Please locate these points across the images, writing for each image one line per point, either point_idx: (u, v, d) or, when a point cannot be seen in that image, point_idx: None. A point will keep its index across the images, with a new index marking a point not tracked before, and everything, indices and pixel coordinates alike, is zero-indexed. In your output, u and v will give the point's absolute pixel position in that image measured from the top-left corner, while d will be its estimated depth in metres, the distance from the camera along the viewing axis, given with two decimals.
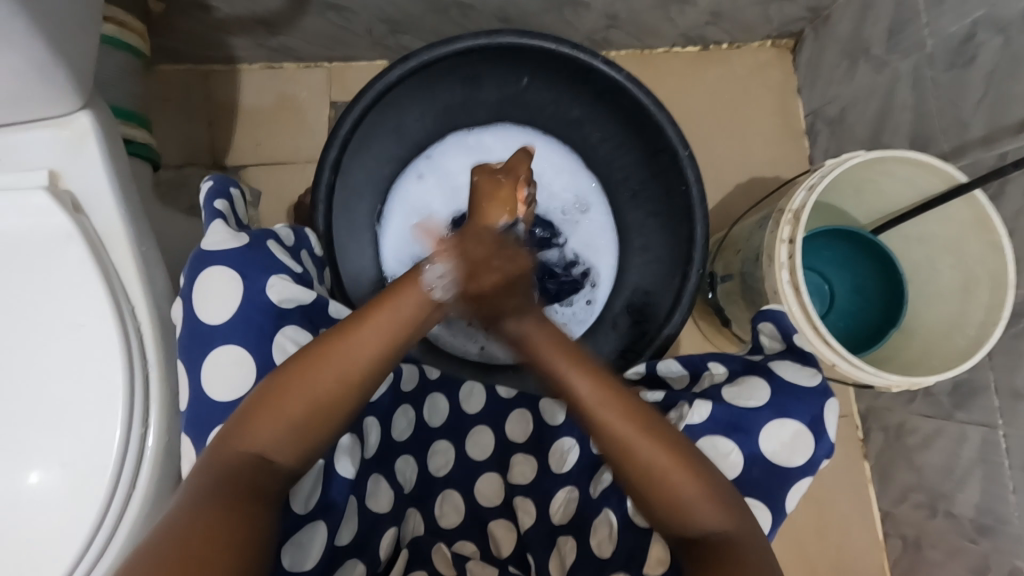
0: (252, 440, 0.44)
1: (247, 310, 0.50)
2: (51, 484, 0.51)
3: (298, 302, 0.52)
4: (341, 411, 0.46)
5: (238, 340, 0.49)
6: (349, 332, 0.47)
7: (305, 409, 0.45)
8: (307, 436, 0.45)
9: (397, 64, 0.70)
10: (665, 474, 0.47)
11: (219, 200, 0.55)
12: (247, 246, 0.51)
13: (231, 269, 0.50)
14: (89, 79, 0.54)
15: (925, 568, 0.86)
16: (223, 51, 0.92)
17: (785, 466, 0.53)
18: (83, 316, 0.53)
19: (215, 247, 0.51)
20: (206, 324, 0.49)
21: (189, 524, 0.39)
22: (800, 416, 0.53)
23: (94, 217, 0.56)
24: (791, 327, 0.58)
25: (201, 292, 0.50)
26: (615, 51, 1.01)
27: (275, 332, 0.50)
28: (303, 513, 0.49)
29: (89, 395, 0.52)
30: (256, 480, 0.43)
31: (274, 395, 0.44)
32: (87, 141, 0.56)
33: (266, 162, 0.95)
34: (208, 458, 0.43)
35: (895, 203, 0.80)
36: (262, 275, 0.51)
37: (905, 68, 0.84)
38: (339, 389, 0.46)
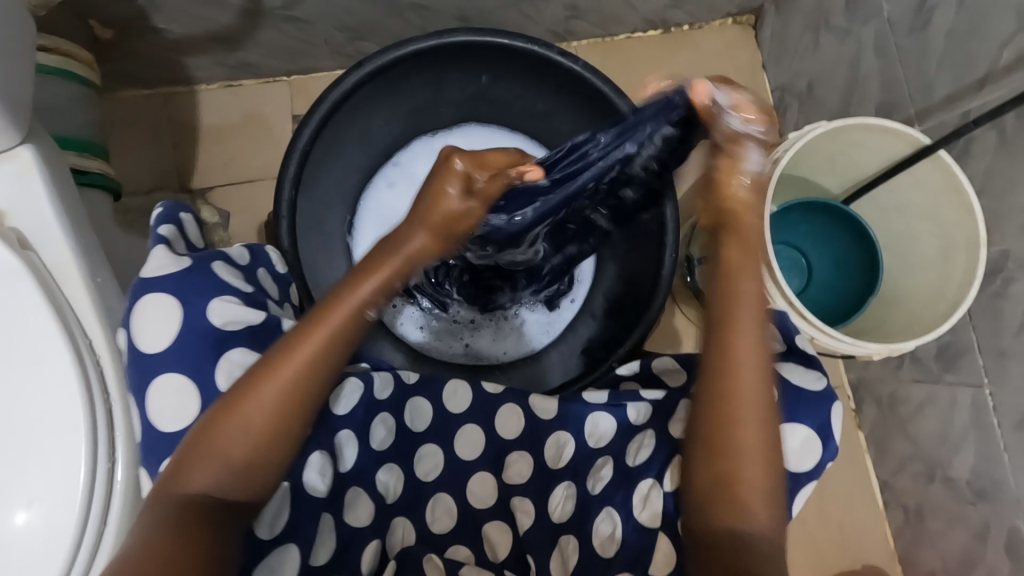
0: (195, 481, 0.44)
1: (188, 336, 0.49)
2: (20, 525, 0.50)
3: (246, 324, 0.51)
4: (283, 443, 0.46)
5: (181, 367, 0.48)
6: (286, 353, 0.46)
7: (249, 441, 0.45)
8: (254, 475, 0.46)
9: (351, 71, 0.69)
10: (744, 444, 0.49)
11: (165, 226, 0.54)
12: (187, 271, 0.50)
13: (170, 295, 0.49)
14: (27, 112, 0.54)
15: (927, 536, 0.85)
16: (180, 73, 0.91)
17: (795, 471, 0.52)
18: (40, 354, 0.52)
19: (155, 273, 0.50)
20: (147, 353, 0.48)
21: (139, 567, 0.41)
22: (808, 421, 0.53)
23: (44, 252, 0.55)
24: (793, 327, 0.56)
25: (142, 320, 0.48)
26: (578, 41, 1.00)
27: (218, 355, 0.49)
28: (269, 538, 0.49)
29: (54, 432, 0.52)
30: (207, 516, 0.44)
31: (213, 433, 0.45)
32: (31, 175, 0.55)
33: (233, 182, 0.94)
34: (156, 501, 0.44)
35: (864, 171, 0.79)
36: (203, 299, 0.50)
37: (866, 35, 0.84)
38: (278, 416, 0.46)
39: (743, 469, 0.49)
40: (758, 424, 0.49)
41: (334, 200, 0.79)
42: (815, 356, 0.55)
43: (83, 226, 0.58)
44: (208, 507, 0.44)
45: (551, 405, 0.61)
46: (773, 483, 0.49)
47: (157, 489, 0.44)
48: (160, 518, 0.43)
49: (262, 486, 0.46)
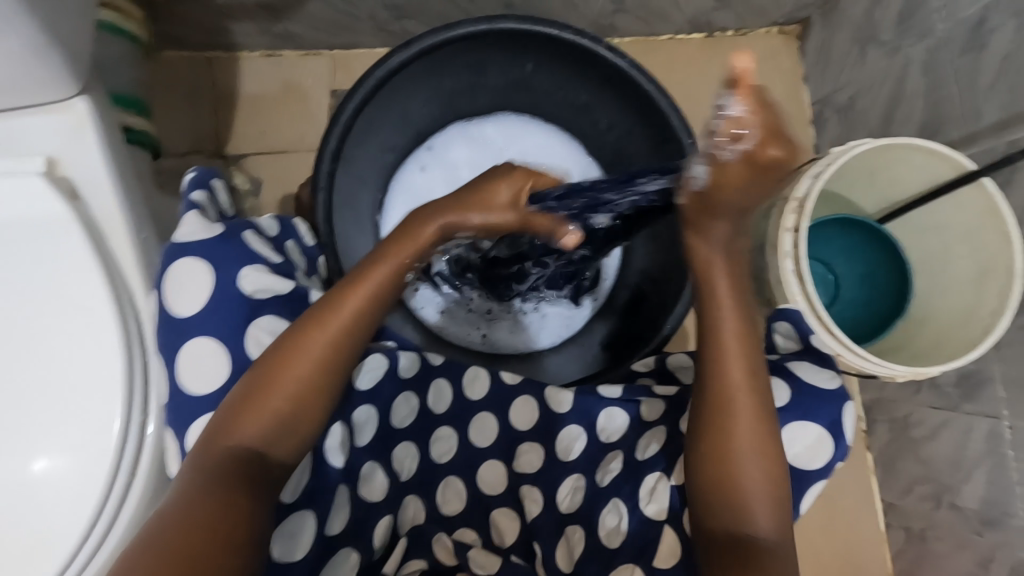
0: (243, 432, 0.45)
1: (219, 302, 0.49)
2: (53, 468, 0.51)
3: (275, 293, 0.51)
4: (330, 391, 0.47)
5: (212, 332, 0.49)
6: (334, 307, 0.48)
7: (293, 397, 0.46)
8: (300, 424, 0.46)
9: (399, 49, 0.69)
10: (735, 439, 0.48)
11: (198, 191, 0.54)
12: (220, 236, 0.50)
13: (203, 261, 0.49)
14: (85, 64, 0.54)
15: (928, 561, 0.85)
16: (224, 37, 0.91)
17: (805, 469, 0.52)
18: (82, 304, 0.53)
19: (188, 238, 0.50)
20: (180, 318, 0.49)
21: (186, 511, 0.40)
22: (821, 419, 0.52)
23: (93, 204, 0.56)
24: (808, 328, 0.58)
25: (176, 285, 0.49)
26: (620, 38, 1.00)
27: (248, 323, 0.50)
28: (291, 502, 0.50)
29: (91, 380, 0.53)
30: (255, 466, 0.44)
31: (264, 383, 0.45)
32: (85, 127, 0.56)
33: (268, 151, 0.94)
34: (205, 448, 0.44)
35: (904, 190, 0.78)
36: (235, 266, 0.50)
37: (916, 54, 0.82)
38: (322, 368, 0.47)
39: (739, 460, 0.48)
40: (750, 433, 0.48)
41: (369, 176, 0.79)
42: (830, 356, 0.56)
43: (130, 181, 0.58)
44: (252, 461, 0.44)
45: (566, 398, 0.61)
46: (777, 472, 0.48)
47: (206, 436, 0.45)
48: (203, 474, 0.43)
49: (299, 442, 0.47)
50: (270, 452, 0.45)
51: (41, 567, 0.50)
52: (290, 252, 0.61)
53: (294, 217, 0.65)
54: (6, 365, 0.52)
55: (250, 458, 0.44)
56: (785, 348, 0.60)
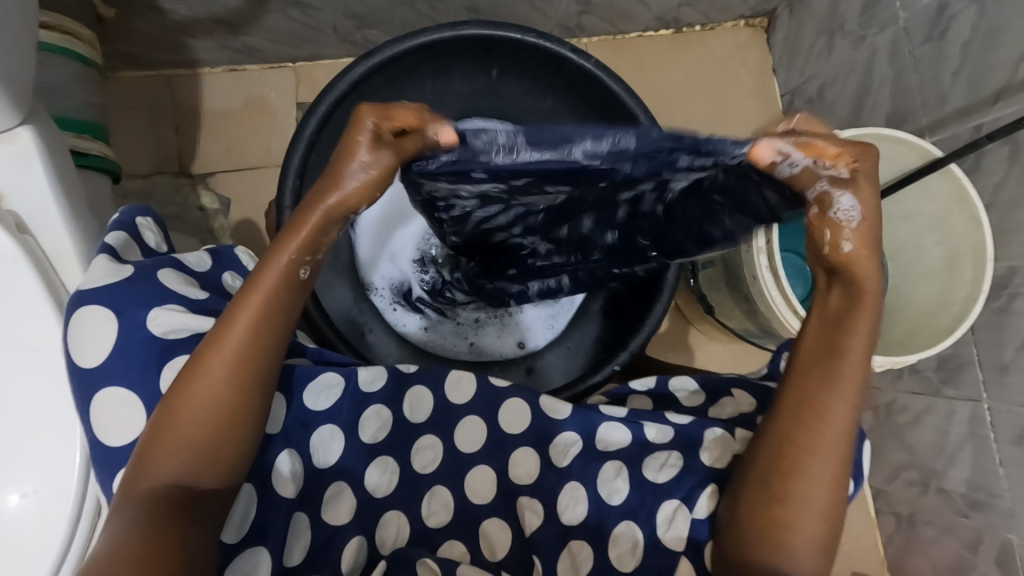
0: (159, 474, 0.43)
1: (126, 349, 0.47)
2: (13, 511, 0.49)
3: (191, 331, 0.49)
4: (247, 411, 0.46)
5: (121, 380, 0.46)
6: (227, 329, 0.46)
7: (206, 425, 0.44)
8: (219, 451, 0.45)
9: (360, 60, 0.68)
10: (805, 484, 0.49)
11: (115, 232, 0.52)
12: (125, 280, 0.48)
13: (106, 307, 0.47)
14: (29, 91, 0.52)
15: (919, 544, 0.86)
16: (184, 54, 0.89)
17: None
18: (38, 340, 0.52)
19: (93, 285, 0.47)
20: (86, 368, 0.46)
21: (118, 562, 0.40)
22: None
23: (42, 237, 0.54)
24: None
25: (79, 335, 0.46)
26: (588, 37, 0.99)
27: (161, 365, 0.47)
28: (236, 541, 0.49)
29: (51, 419, 0.51)
30: (183, 504, 0.43)
31: (170, 420, 0.44)
32: (32, 159, 0.54)
33: (235, 168, 0.92)
34: (123, 499, 0.42)
35: None
36: (141, 308, 0.47)
37: (881, 42, 0.83)
38: (230, 392, 0.45)
39: (799, 507, 0.49)
40: (824, 475, 0.49)
41: None
42: None
43: (82, 211, 0.56)
44: (179, 499, 0.43)
45: (563, 406, 0.61)
46: (831, 530, 0.49)
47: (123, 487, 0.43)
48: (128, 521, 0.42)
49: (228, 469, 0.45)
50: (197, 485, 0.44)
51: None
52: (226, 286, 0.56)
53: (237, 246, 0.60)
54: None
55: (174, 496, 0.43)
56: None
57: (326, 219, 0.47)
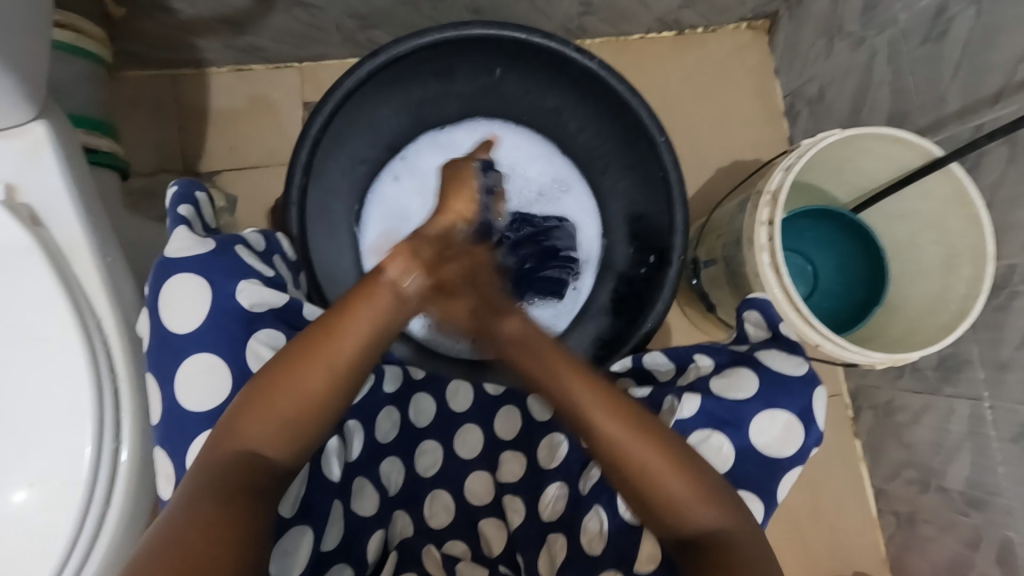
0: (246, 437, 0.44)
1: (217, 318, 0.49)
2: (24, 501, 0.50)
3: (271, 306, 0.52)
4: (343, 396, 0.46)
5: (212, 347, 0.48)
6: (341, 318, 0.46)
7: (300, 402, 0.45)
8: (305, 428, 0.45)
9: (365, 59, 0.68)
10: (646, 462, 0.47)
11: (184, 206, 0.54)
12: (212, 253, 0.51)
13: (198, 276, 0.49)
14: (42, 87, 0.53)
15: (919, 543, 0.86)
16: (191, 54, 0.90)
17: (776, 457, 0.52)
18: (49, 332, 0.52)
19: (178, 255, 0.50)
20: (174, 333, 0.48)
21: (189, 519, 0.39)
22: (788, 407, 0.53)
23: (56, 229, 0.55)
24: (778, 316, 0.58)
25: (168, 301, 0.49)
26: (590, 39, 1.00)
27: (247, 336, 0.50)
28: (289, 517, 0.48)
29: (61, 410, 0.51)
30: (260, 471, 0.43)
31: (267, 388, 0.44)
32: (44, 153, 0.54)
33: (240, 166, 0.93)
34: (211, 452, 0.43)
35: (873, 177, 0.79)
36: (229, 280, 0.50)
37: (880, 44, 0.84)
38: (332, 377, 0.45)
39: (661, 480, 0.46)
40: (639, 434, 0.47)
41: (343, 189, 0.79)
42: (798, 343, 0.56)
43: (93, 205, 0.57)
44: (255, 464, 0.43)
45: (545, 405, 0.61)
46: (700, 476, 0.46)
47: (214, 440, 0.44)
48: (214, 469, 0.42)
49: (304, 445, 0.45)
50: (279, 450, 0.45)
51: None
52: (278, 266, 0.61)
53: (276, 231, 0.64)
54: None
55: (251, 462, 0.43)
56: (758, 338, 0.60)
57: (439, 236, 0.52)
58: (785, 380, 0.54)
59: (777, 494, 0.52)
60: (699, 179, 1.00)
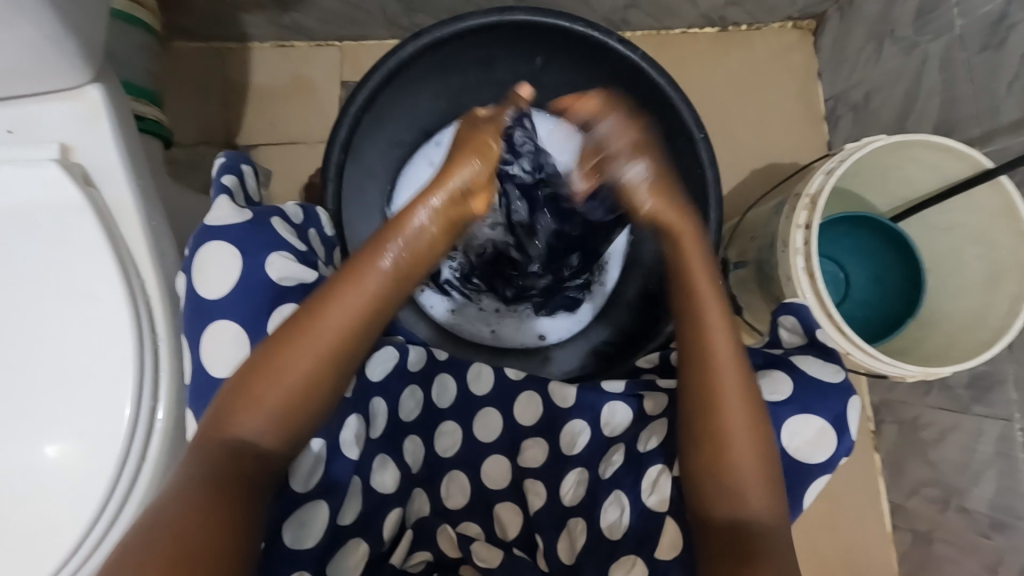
0: (231, 428, 0.44)
1: (245, 288, 0.49)
2: (65, 450, 0.52)
3: (299, 281, 0.52)
4: (327, 383, 0.47)
5: (236, 316, 0.49)
6: (322, 307, 0.48)
7: (283, 390, 0.45)
8: (287, 417, 0.46)
9: (409, 40, 0.69)
10: (739, 448, 0.48)
11: (227, 176, 0.55)
12: (249, 223, 0.51)
13: (232, 245, 0.49)
14: (100, 51, 0.54)
15: (935, 562, 0.84)
16: (236, 28, 0.92)
17: (807, 462, 0.52)
18: (95, 290, 0.54)
19: (218, 222, 0.50)
20: (206, 299, 0.49)
21: (178, 509, 0.40)
22: (822, 413, 0.52)
23: (106, 192, 0.56)
24: (814, 321, 0.57)
25: (204, 267, 0.49)
26: (632, 31, 0.99)
27: (270, 311, 0.49)
28: (303, 492, 0.49)
29: (103, 367, 0.53)
30: (247, 461, 0.44)
31: (250, 380, 0.45)
32: (99, 115, 0.56)
33: (277, 141, 0.94)
34: (196, 447, 0.44)
35: (917, 188, 0.77)
36: (262, 251, 0.50)
37: (933, 50, 0.81)
38: (316, 363, 0.46)
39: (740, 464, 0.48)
40: (748, 420, 0.49)
41: (378, 170, 0.80)
42: (835, 351, 0.55)
43: (143, 169, 0.59)
44: (240, 455, 0.44)
45: (570, 393, 0.60)
46: (772, 478, 0.48)
47: (197, 437, 0.45)
48: (201, 464, 0.43)
49: (290, 433, 0.46)
50: (267, 446, 0.45)
51: (52, 548, 0.51)
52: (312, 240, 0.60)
53: (316, 205, 0.64)
54: (21, 346, 0.53)
55: (236, 452, 0.44)
56: (792, 344, 0.59)
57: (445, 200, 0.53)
58: (824, 388, 0.53)
59: (802, 497, 0.52)
60: (733, 179, 0.98)
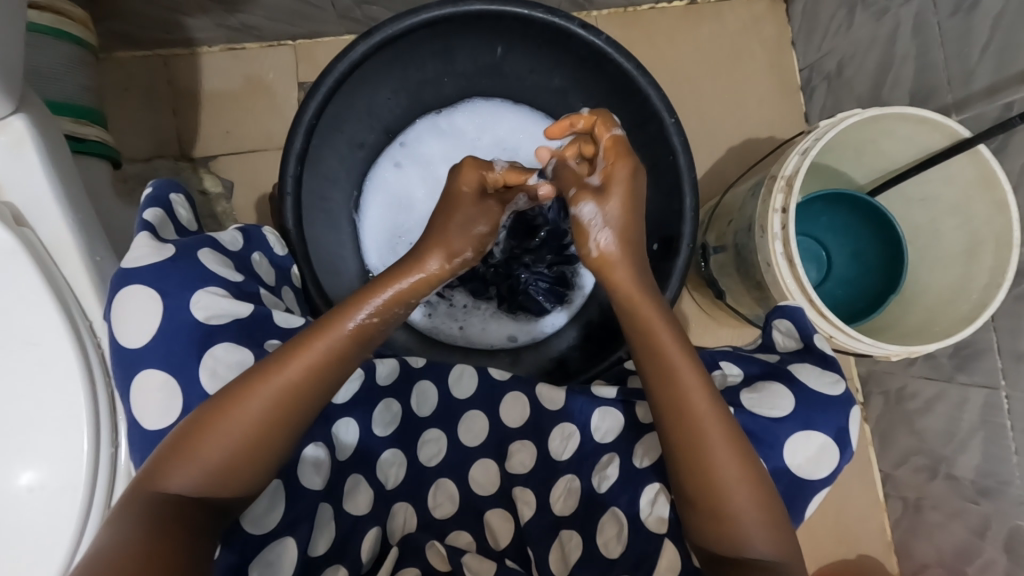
0: (171, 478, 0.43)
1: (169, 331, 0.47)
2: (23, 503, 0.50)
3: (234, 316, 0.50)
4: (280, 434, 0.45)
5: (161, 363, 0.47)
6: (285, 363, 0.46)
7: (235, 440, 0.44)
8: (240, 466, 0.44)
9: (360, 39, 0.65)
10: (728, 498, 0.47)
11: (151, 209, 0.52)
12: (169, 260, 0.49)
13: (152, 287, 0.48)
14: (19, 78, 0.51)
15: (925, 529, 0.85)
16: (181, 32, 0.87)
17: (808, 479, 0.51)
18: (40, 335, 0.51)
19: (137, 262, 0.48)
20: (130, 348, 0.47)
21: (116, 552, 0.39)
22: (825, 428, 0.52)
23: (41, 229, 0.53)
24: (809, 327, 0.57)
25: (126, 313, 0.47)
26: (598, 11, 0.95)
27: (201, 353, 0.48)
28: (263, 534, 0.48)
29: (56, 412, 0.51)
30: (191, 510, 0.42)
31: (198, 430, 0.43)
32: (26, 148, 0.53)
33: (235, 151, 0.90)
34: (142, 494, 0.42)
35: (894, 160, 0.75)
36: (186, 291, 0.48)
37: (906, 14, 0.78)
38: (278, 414, 0.45)
39: (732, 505, 0.47)
40: (728, 458, 0.47)
41: (342, 176, 0.76)
42: (833, 357, 0.55)
43: (81, 201, 0.56)
44: (190, 507, 0.42)
45: (558, 395, 0.59)
46: (767, 515, 0.47)
47: (137, 485, 0.43)
48: (134, 516, 0.41)
49: (243, 483, 0.44)
50: (204, 498, 0.43)
51: None
52: (255, 265, 0.59)
53: (264, 226, 0.63)
54: None
55: (181, 502, 0.42)
56: (785, 348, 0.59)
57: (426, 281, 0.52)
58: (824, 401, 0.53)
59: (804, 509, 0.52)
60: (710, 158, 0.96)
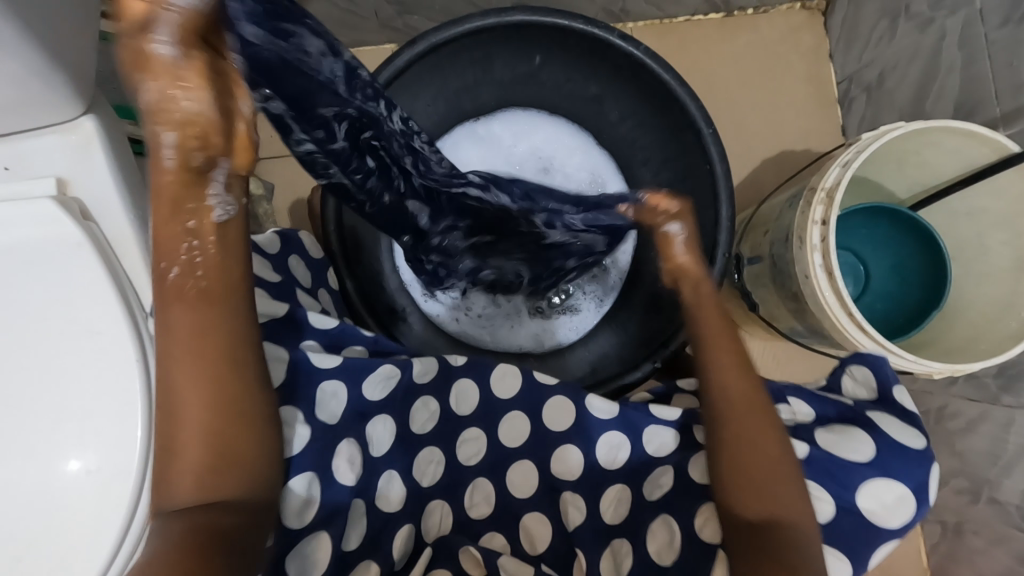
0: (176, 492, 0.45)
1: None
2: (78, 486, 0.52)
3: (269, 316, 0.54)
4: (240, 409, 0.46)
5: None
6: (189, 351, 0.46)
7: (204, 435, 0.45)
8: (225, 458, 0.45)
9: (404, 48, 0.66)
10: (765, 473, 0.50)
11: None
12: None
13: None
14: (89, 82, 0.54)
15: (967, 556, 0.82)
16: None
17: (879, 525, 0.50)
18: (100, 324, 0.54)
19: None
20: None
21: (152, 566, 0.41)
22: (905, 479, 0.50)
23: (104, 223, 0.56)
24: (889, 378, 0.57)
25: None
26: (634, 22, 0.96)
27: None
28: (299, 527, 0.49)
29: (112, 398, 0.53)
30: (213, 516, 0.43)
31: (170, 441, 0.46)
32: (94, 147, 0.56)
33: (279, 155, 0.93)
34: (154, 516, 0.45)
35: (938, 175, 0.74)
36: None
37: (951, 26, 0.77)
38: (219, 391, 0.46)
39: (769, 482, 0.50)
40: (763, 433, 0.52)
41: None
42: (916, 414, 0.54)
43: (141, 198, 0.58)
44: (202, 512, 0.44)
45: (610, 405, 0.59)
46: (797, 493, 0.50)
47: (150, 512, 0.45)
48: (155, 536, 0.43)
49: (243, 477, 0.45)
50: (209, 499, 0.45)
51: None
52: (293, 267, 0.61)
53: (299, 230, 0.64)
54: (29, 381, 0.53)
55: (197, 510, 0.44)
56: (853, 396, 0.59)
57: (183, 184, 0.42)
58: (900, 447, 0.52)
59: (869, 561, 0.49)
60: (745, 169, 0.95)
